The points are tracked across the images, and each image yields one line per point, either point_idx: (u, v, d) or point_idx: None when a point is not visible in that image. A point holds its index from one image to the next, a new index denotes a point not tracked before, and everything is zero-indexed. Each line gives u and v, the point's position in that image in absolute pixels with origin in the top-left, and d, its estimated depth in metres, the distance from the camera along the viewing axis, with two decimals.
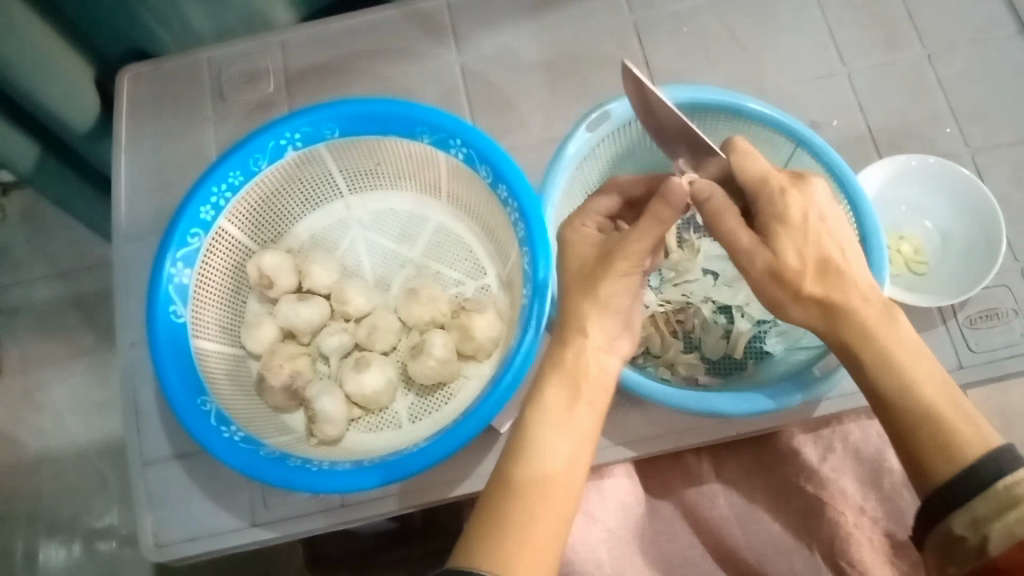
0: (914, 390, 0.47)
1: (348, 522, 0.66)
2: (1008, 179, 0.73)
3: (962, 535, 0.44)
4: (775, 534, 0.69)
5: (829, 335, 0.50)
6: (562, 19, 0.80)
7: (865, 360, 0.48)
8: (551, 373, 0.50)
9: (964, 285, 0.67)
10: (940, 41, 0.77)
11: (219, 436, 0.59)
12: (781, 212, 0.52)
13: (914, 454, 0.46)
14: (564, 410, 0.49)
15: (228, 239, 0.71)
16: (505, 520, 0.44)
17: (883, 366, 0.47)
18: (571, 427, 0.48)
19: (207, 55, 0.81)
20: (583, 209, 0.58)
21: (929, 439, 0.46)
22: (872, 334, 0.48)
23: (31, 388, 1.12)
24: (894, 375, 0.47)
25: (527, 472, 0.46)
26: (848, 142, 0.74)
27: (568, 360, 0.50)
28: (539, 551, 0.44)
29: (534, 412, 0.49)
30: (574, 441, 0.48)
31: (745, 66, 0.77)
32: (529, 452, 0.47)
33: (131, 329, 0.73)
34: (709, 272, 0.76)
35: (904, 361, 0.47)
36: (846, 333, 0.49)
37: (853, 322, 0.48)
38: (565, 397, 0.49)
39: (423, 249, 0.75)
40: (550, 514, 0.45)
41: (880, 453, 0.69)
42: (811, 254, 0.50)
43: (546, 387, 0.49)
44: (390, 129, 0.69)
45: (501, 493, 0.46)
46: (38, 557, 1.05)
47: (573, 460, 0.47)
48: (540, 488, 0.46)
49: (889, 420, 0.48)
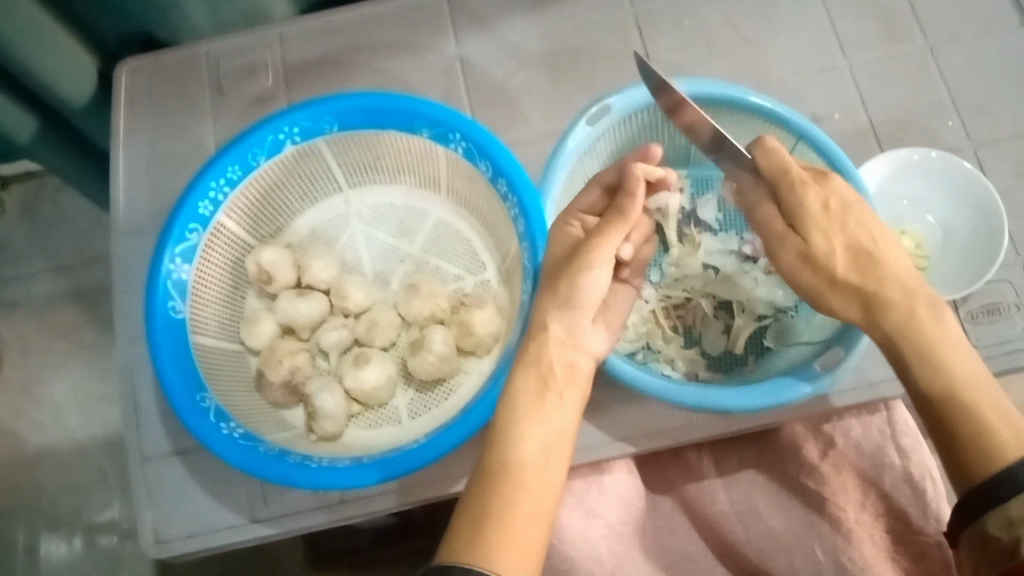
0: (957, 389, 0.47)
1: (348, 518, 0.66)
2: (1012, 173, 0.72)
3: (995, 535, 0.44)
4: (774, 529, 0.69)
5: (872, 328, 0.50)
6: (561, 12, 0.79)
7: (908, 357, 0.48)
8: (515, 367, 0.50)
9: (966, 280, 0.67)
10: (943, 33, 0.77)
11: (218, 432, 0.59)
12: (800, 203, 0.51)
13: (952, 452, 0.47)
14: (534, 400, 0.48)
15: (227, 234, 0.71)
16: (485, 514, 0.44)
17: (926, 362, 0.48)
18: (543, 417, 0.48)
19: (204, 48, 0.81)
20: (583, 205, 0.57)
21: (968, 438, 0.46)
22: (916, 332, 0.48)
23: (32, 382, 1.12)
24: (936, 373, 0.47)
25: (502, 464, 0.46)
26: (849, 136, 0.74)
27: (532, 352, 0.50)
28: (519, 542, 0.43)
29: (508, 406, 0.48)
30: (547, 429, 0.47)
31: (746, 59, 0.77)
32: (504, 445, 0.47)
33: (129, 325, 0.72)
34: (710, 267, 0.74)
35: (947, 360, 0.47)
36: (890, 330, 0.49)
37: (897, 319, 0.49)
38: (535, 387, 0.49)
39: (423, 244, 0.75)
40: (528, 503, 0.45)
41: (880, 450, 0.69)
42: (840, 241, 0.51)
43: (514, 380, 0.49)
44: (390, 123, 0.69)
45: (479, 488, 0.46)
46: (40, 551, 1.05)
47: (549, 449, 0.47)
48: (518, 479, 0.45)
49: (930, 417, 0.48)
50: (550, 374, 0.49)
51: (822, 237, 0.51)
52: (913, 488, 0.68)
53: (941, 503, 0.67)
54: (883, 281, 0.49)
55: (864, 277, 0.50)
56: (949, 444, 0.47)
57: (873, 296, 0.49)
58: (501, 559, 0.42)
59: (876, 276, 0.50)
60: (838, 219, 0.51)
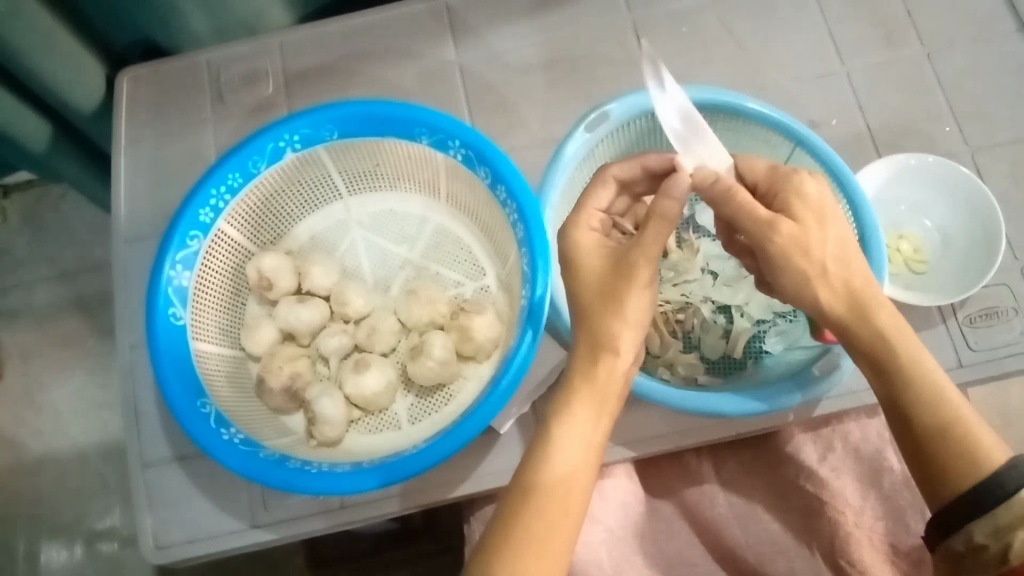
0: (943, 396, 0.49)
1: (347, 524, 0.66)
2: (1008, 177, 0.72)
3: (983, 544, 0.46)
4: (774, 534, 0.69)
5: (860, 328, 0.50)
6: (560, 19, 0.79)
7: (897, 360, 0.49)
8: (579, 386, 0.50)
9: (964, 284, 0.67)
10: (939, 39, 0.77)
11: (219, 439, 0.59)
12: (797, 190, 0.54)
13: (937, 460, 0.48)
14: (589, 425, 0.49)
15: (228, 241, 0.71)
16: (526, 536, 0.45)
17: (917, 366, 0.49)
18: (578, 435, 0.48)
19: (206, 56, 0.81)
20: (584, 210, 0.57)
21: (956, 444, 0.48)
22: (904, 335, 0.49)
23: (33, 389, 1.12)
24: (923, 377, 0.49)
25: (548, 486, 0.47)
26: (847, 141, 0.74)
27: (600, 374, 0.50)
28: (555, 567, 0.45)
29: (560, 426, 0.49)
30: (592, 454, 0.49)
31: (744, 65, 0.77)
32: (550, 465, 0.47)
33: (131, 331, 0.73)
34: (709, 271, 0.75)
35: (930, 365, 0.49)
36: (880, 331, 0.49)
37: (886, 322, 0.49)
38: (592, 410, 0.49)
39: (422, 250, 0.75)
40: (568, 528, 0.46)
41: (880, 453, 0.69)
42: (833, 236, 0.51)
43: (568, 403, 0.49)
44: (389, 130, 0.70)
45: (522, 506, 0.46)
46: (40, 558, 1.06)
47: (591, 474, 0.48)
48: (561, 503, 0.47)
49: (915, 422, 0.49)
50: (607, 398, 0.50)
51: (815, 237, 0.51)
52: (913, 491, 0.68)
53: None
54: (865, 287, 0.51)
55: (850, 272, 0.51)
56: (933, 450, 0.48)
57: (861, 297, 0.50)
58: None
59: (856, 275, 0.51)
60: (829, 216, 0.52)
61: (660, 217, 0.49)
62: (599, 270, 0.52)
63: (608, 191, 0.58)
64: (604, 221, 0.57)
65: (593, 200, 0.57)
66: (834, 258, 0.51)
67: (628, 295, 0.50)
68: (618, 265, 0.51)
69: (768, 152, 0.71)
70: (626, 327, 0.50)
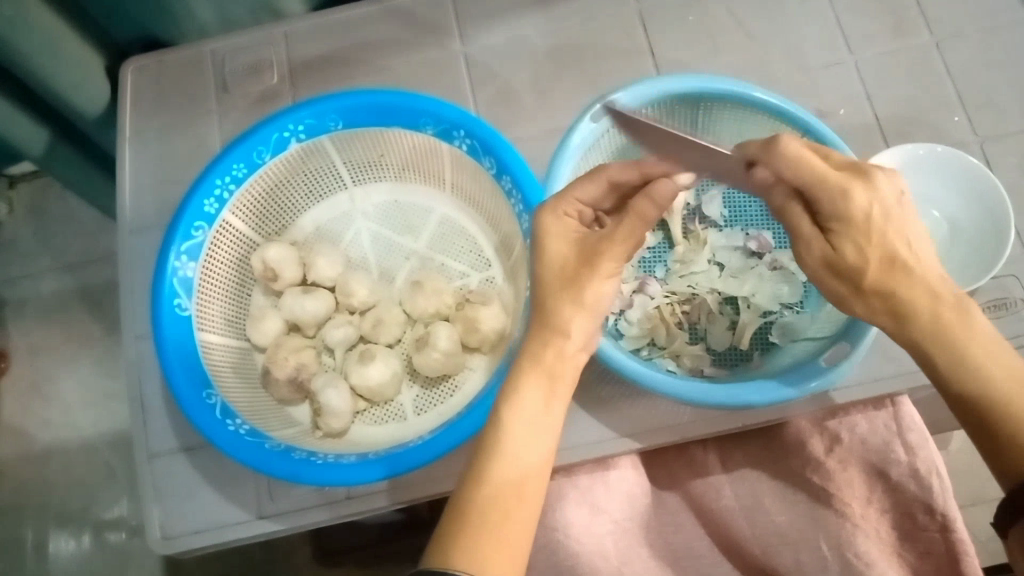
0: (996, 391, 0.46)
1: (352, 514, 0.66)
2: (1018, 167, 0.72)
3: None
4: (780, 526, 0.68)
5: (897, 333, 0.48)
6: (566, 8, 0.79)
7: (937, 363, 0.47)
8: (528, 369, 0.49)
9: (973, 274, 0.66)
10: (949, 28, 0.76)
11: (224, 429, 0.59)
12: (838, 207, 0.46)
13: (995, 452, 0.46)
14: (538, 405, 0.48)
15: (233, 232, 0.71)
16: (483, 521, 0.45)
17: (961, 361, 0.46)
18: (534, 419, 0.48)
19: (210, 47, 0.81)
20: (562, 194, 0.51)
21: (1008, 440, 0.45)
22: (945, 336, 0.46)
23: (40, 380, 1.13)
24: (972, 372, 0.46)
25: (501, 471, 0.46)
26: (855, 131, 0.73)
27: (548, 357, 0.49)
28: (515, 551, 0.45)
29: (509, 409, 0.48)
30: (547, 436, 0.48)
31: (750, 55, 0.76)
32: (503, 451, 0.47)
33: (136, 322, 0.73)
34: (716, 263, 0.75)
35: (978, 361, 0.46)
36: (915, 333, 0.47)
37: (925, 323, 0.46)
38: (543, 392, 0.48)
39: (428, 241, 0.75)
40: (525, 512, 0.46)
41: (887, 445, 0.68)
42: (876, 250, 0.46)
43: (525, 386, 0.48)
44: (394, 121, 0.69)
45: (477, 494, 0.46)
46: (48, 547, 1.06)
47: (547, 457, 0.48)
48: (515, 488, 0.46)
49: (969, 421, 0.47)
50: (559, 377, 0.49)
51: (853, 249, 0.46)
52: (920, 483, 0.67)
53: (947, 498, 0.67)
54: (907, 298, 0.46)
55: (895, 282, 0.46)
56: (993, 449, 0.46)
57: (903, 306, 0.47)
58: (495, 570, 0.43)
59: (905, 273, 0.46)
60: (889, 219, 0.46)
61: (638, 218, 0.47)
62: (581, 257, 0.50)
63: (596, 189, 0.51)
64: (584, 214, 0.52)
65: (576, 190, 0.51)
66: (873, 272, 0.46)
67: (594, 287, 0.48)
68: (587, 256, 0.49)
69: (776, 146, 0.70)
70: (582, 313, 0.48)
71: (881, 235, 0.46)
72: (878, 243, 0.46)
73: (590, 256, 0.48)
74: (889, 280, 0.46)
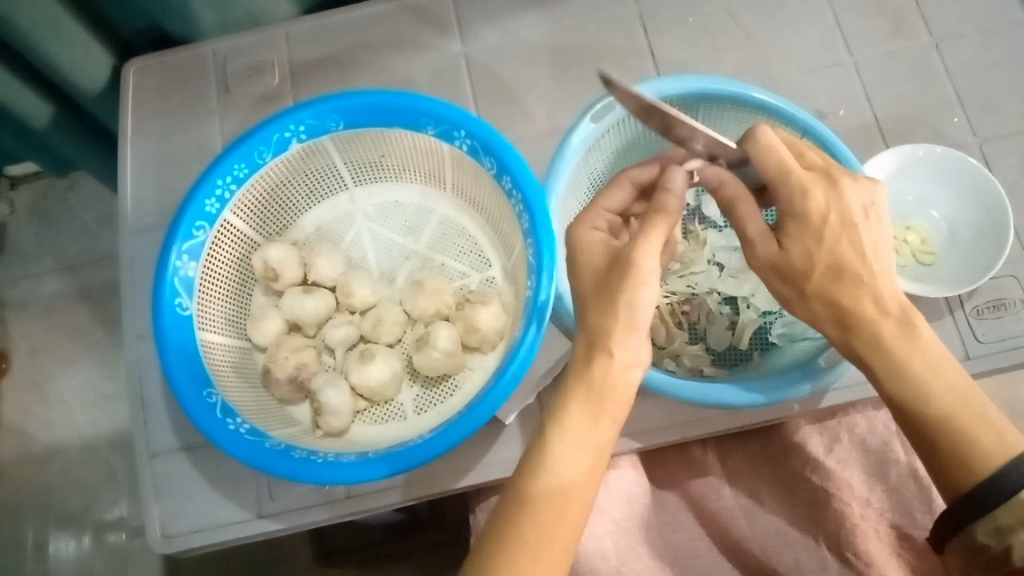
0: (937, 406, 0.46)
1: (352, 513, 0.66)
2: (1017, 168, 0.72)
3: (985, 544, 0.45)
4: (779, 525, 0.69)
5: (841, 342, 0.49)
6: (567, 9, 0.79)
7: (881, 376, 0.47)
8: (574, 384, 0.47)
9: (969, 276, 0.66)
10: (948, 29, 0.76)
11: (224, 428, 0.60)
12: (798, 210, 0.48)
13: (936, 462, 0.47)
14: (586, 424, 0.46)
15: (234, 232, 0.71)
16: (522, 538, 0.44)
17: (899, 375, 0.47)
18: (584, 438, 0.46)
19: (212, 48, 0.81)
20: (593, 206, 0.55)
21: (948, 449, 0.46)
22: (885, 348, 0.47)
23: (42, 380, 1.13)
24: (911, 387, 0.47)
25: (543, 487, 0.45)
26: (855, 132, 0.74)
27: (596, 375, 0.47)
28: (550, 567, 0.44)
29: (556, 428, 0.47)
30: (595, 457, 0.46)
31: (749, 55, 0.77)
32: (548, 469, 0.46)
33: (137, 321, 0.73)
34: (716, 263, 0.75)
35: (924, 377, 0.46)
36: (860, 342, 0.47)
37: (867, 334, 0.47)
38: (589, 412, 0.47)
39: (428, 241, 0.75)
40: (566, 533, 0.45)
41: (885, 445, 0.70)
42: (824, 258, 0.47)
43: (570, 406, 0.47)
44: (395, 121, 0.69)
45: (517, 511, 0.45)
46: (49, 548, 1.06)
47: (590, 476, 0.46)
48: (557, 507, 0.45)
49: (911, 434, 0.48)
50: (605, 398, 0.47)
51: (804, 253, 0.48)
52: (918, 483, 0.69)
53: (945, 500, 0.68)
54: (848, 296, 0.47)
55: (834, 291, 0.47)
56: (935, 461, 0.47)
57: (846, 314, 0.47)
58: None
59: (852, 276, 0.47)
60: (846, 229, 0.47)
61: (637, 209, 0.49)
62: (589, 259, 0.51)
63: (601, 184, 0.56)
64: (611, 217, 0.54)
65: (603, 200, 0.55)
66: (819, 278, 0.48)
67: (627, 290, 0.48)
68: (617, 260, 0.48)
69: None
70: (622, 327, 0.47)
71: (834, 240, 0.47)
72: (828, 250, 0.47)
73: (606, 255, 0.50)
74: (836, 284, 0.47)
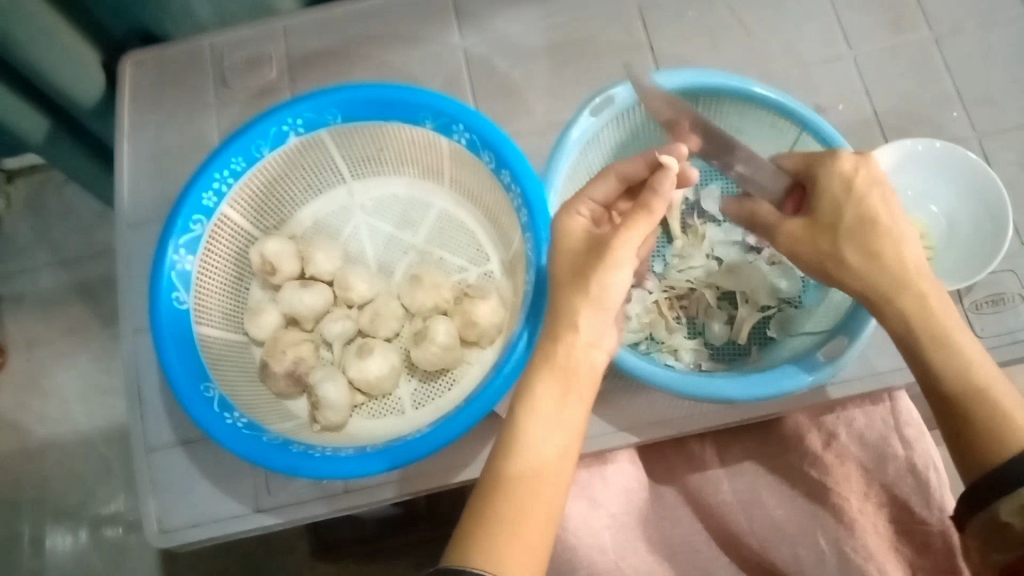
0: (971, 376, 0.50)
1: (349, 508, 0.66)
2: (1016, 163, 0.72)
3: (1008, 521, 0.47)
4: (777, 518, 0.69)
5: (884, 312, 0.53)
6: (566, 3, 0.79)
7: (921, 341, 0.51)
8: (540, 368, 0.48)
9: (969, 270, 0.67)
10: (948, 23, 0.76)
11: (221, 422, 0.59)
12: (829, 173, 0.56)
13: (965, 432, 0.49)
14: (554, 406, 0.47)
15: (231, 225, 0.71)
16: (498, 517, 0.44)
17: (940, 341, 0.51)
18: (555, 417, 0.47)
19: (209, 41, 0.81)
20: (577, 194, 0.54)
21: (981, 417, 0.49)
22: (928, 315, 0.51)
23: (37, 375, 1.13)
24: (949, 354, 0.51)
25: (516, 466, 0.46)
26: (853, 127, 0.74)
27: (560, 354, 0.48)
28: (529, 546, 0.44)
29: (524, 409, 0.47)
30: (564, 435, 0.47)
31: (749, 50, 0.76)
32: (520, 447, 0.46)
33: (134, 315, 0.72)
34: (715, 257, 0.75)
35: (962, 351, 0.51)
36: (903, 312, 0.52)
37: (910, 301, 0.52)
38: (558, 390, 0.47)
39: (426, 236, 0.75)
40: (541, 511, 0.45)
41: (884, 440, 0.69)
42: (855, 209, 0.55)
43: (537, 384, 0.47)
44: (392, 115, 0.69)
45: (493, 490, 0.45)
46: (46, 542, 1.06)
47: (561, 455, 0.46)
48: (531, 485, 0.45)
49: (946, 411, 0.51)
50: (574, 377, 0.48)
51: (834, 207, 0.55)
52: (917, 478, 0.68)
53: (945, 494, 0.67)
54: (888, 270, 0.53)
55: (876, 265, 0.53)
56: (963, 431, 0.50)
57: (891, 282, 0.53)
58: (511, 569, 0.43)
59: (894, 256, 0.53)
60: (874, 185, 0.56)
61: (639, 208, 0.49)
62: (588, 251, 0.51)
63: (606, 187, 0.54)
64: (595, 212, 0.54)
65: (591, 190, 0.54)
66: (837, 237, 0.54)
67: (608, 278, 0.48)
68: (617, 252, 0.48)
69: (773, 136, 0.71)
70: (586, 305, 0.48)
71: (862, 195, 0.55)
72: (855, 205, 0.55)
73: (603, 247, 0.49)
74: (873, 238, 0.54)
